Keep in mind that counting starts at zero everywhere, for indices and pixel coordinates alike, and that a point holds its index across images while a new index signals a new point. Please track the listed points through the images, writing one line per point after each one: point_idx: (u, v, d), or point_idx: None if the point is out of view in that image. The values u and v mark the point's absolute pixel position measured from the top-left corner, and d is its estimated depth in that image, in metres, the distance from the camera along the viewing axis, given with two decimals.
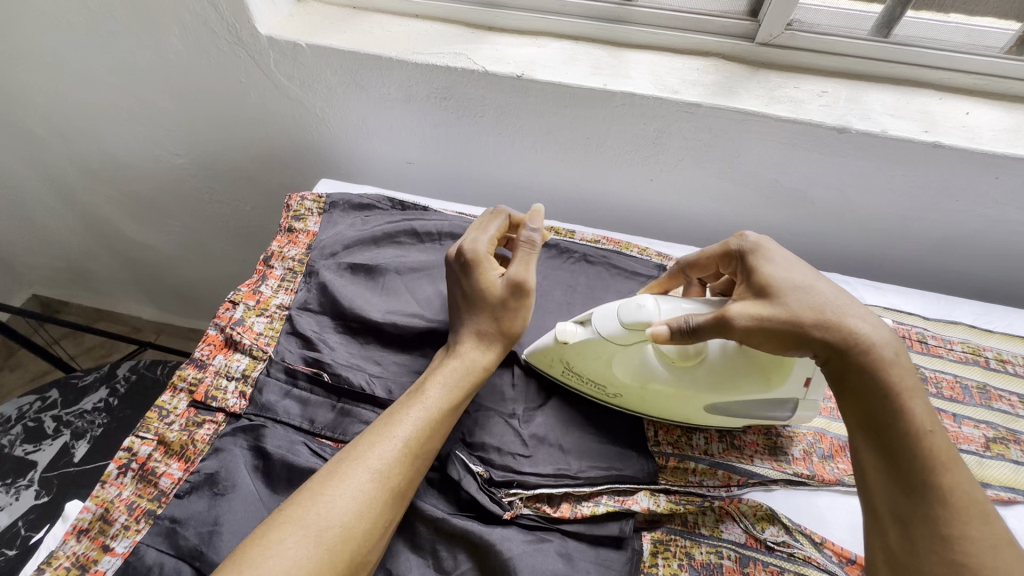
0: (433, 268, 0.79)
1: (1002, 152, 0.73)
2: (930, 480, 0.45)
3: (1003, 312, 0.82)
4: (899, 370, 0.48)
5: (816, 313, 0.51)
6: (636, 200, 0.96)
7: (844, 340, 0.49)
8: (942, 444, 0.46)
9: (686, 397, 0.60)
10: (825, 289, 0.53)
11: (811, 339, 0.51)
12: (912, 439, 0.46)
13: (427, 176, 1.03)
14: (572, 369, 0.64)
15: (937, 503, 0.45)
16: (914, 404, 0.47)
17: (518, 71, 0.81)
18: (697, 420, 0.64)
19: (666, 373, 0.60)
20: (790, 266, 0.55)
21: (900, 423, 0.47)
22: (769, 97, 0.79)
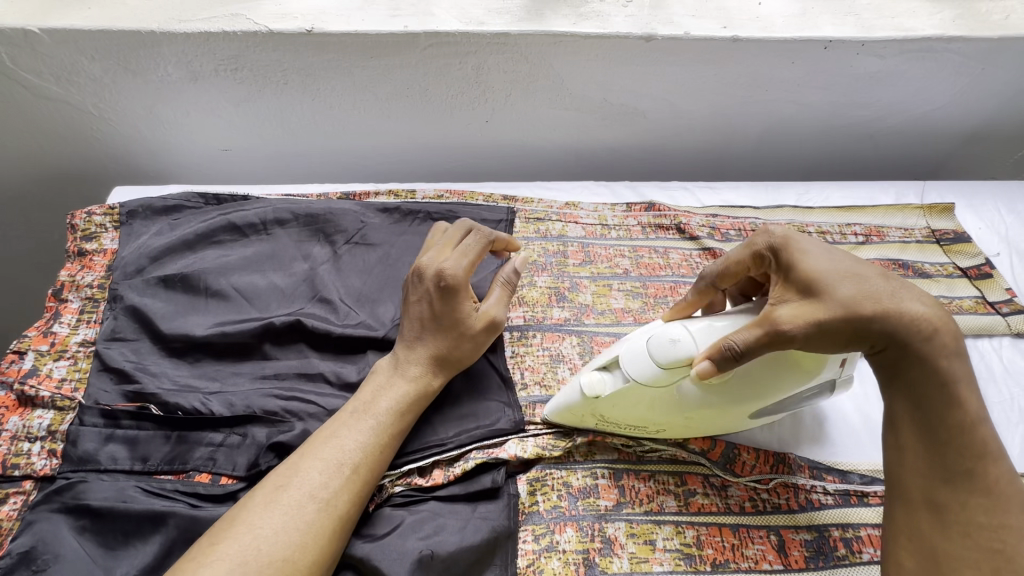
0: (264, 261, 0.71)
1: (791, 38, 0.77)
2: (984, 489, 0.46)
3: (819, 187, 0.90)
4: (954, 364, 0.48)
5: (887, 297, 0.48)
6: (479, 147, 0.92)
7: (917, 330, 0.48)
8: (984, 439, 0.47)
9: (732, 411, 0.55)
10: (878, 280, 0.49)
11: (886, 321, 0.48)
12: (971, 443, 0.47)
13: (252, 161, 0.92)
14: (606, 422, 0.58)
15: (989, 516, 0.45)
16: (975, 407, 0.48)
17: (306, 25, 0.73)
18: (738, 427, 0.60)
19: (705, 396, 0.53)
20: (827, 257, 0.51)
21: (962, 425, 0.47)
22: (576, 14, 0.77)
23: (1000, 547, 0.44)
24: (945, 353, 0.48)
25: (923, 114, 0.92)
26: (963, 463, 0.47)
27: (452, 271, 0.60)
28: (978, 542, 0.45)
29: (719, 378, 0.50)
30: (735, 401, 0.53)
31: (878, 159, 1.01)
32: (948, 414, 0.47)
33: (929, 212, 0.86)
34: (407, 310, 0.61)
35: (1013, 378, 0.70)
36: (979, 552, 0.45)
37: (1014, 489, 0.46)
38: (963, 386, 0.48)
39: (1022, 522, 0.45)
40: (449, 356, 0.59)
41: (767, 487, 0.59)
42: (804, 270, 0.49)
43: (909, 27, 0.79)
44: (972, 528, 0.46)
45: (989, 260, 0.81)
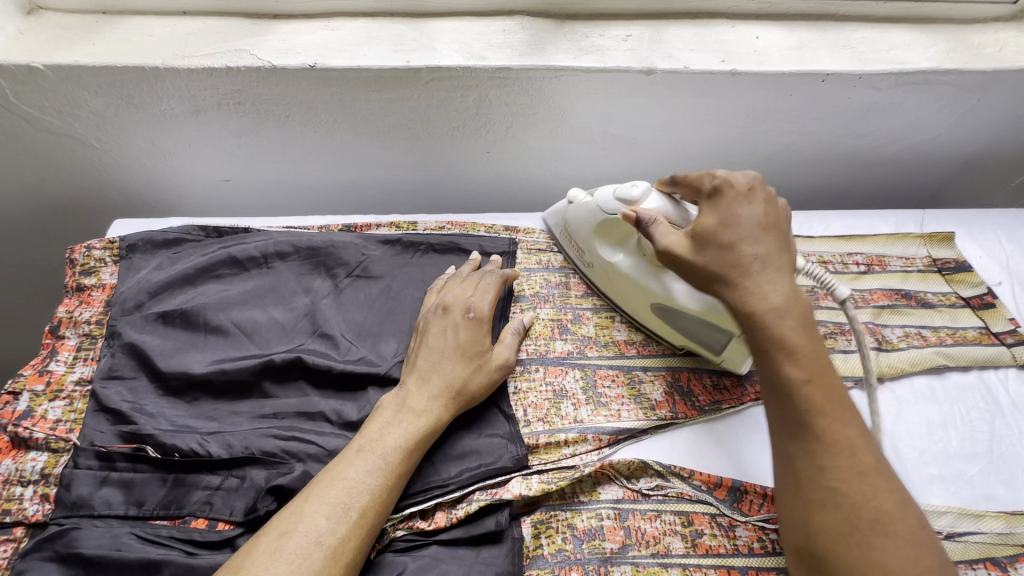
0: (264, 295, 0.71)
1: (789, 70, 0.78)
2: (823, 436, 0.46)
3: (819, 216, 0.90)
4: (781, 322, 0.49)
5: (737, 268, 0.52)
6: (481, 177, 0.92)
7: (755, 294, 0.51)
8: (819, 389, 0.47)
9: (640, 291, 0.68)
10: (749, 244, 0.53)
11: (729, 288, 0.52)
12: (805, 395, 0.47)
13: (253, 191, 0.92)
14: (570, 236, 0.77)
15: (826, 460, 0.46)
16: (807, 361, 0.48)
17: (309, 61, 0.73)
18: (640, 318, 0.72)
19: (637, 259, 0.69)
20: (733, 210, 0.56)
21: (796, 377, 0.48)
22: (577, 49, 0.78)
23: (837, 489, 0.45)
24: (773, 315, 0.50)
25: (921, 143, 0.93)
26: (798, 413, 0.47)
27: (478, 305, 0.65)
28: (818, 485, 0.46)
29: (649, 245, 0.66)
30: (650, 277, 0.67)
31: (876, 187, 1.02)
32: (780, 369, 0.48)
33: (930, 240, 0.86)
34: (427, 341, 0.63)
35: (1021, 411, 0.69)
36: (817, 494, 0.45)
37: (853, 434, 0.46)
38: (795, 340, 0.49)
39: (854, 463, 0.45)
40: (467, 390, 0.60)
41: (777, 528, 0.58)
42: (705, 225, 0.56)
43: (906, 60, 0.80)
44: (815, 475, 0.46)
45: (992, 289, 0.81)
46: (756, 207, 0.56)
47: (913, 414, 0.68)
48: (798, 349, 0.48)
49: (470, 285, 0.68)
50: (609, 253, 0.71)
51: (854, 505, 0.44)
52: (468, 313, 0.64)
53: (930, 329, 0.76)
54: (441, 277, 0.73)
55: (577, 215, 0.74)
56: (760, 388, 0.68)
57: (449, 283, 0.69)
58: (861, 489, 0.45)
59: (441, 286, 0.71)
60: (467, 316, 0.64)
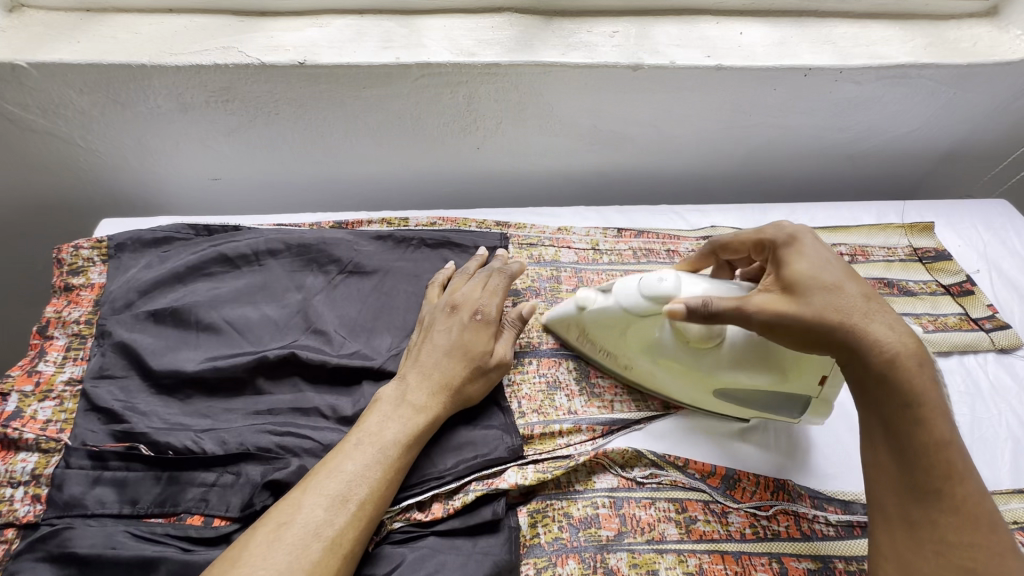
0: (256, 292, 0.70)
1: (773, 65, 0.79)
2: (955, 507, 0.44)
3: (804, 208, 0.92)
4: (921, 380, 0.47)
5: (856, 312, 0.49)
6: (472, 173, 0.93)
7: (879, 344, 0.48)
8: (956, 456, 0.46)
9: (694, 378, 0.61)
10: (854, 286, 0.51)
11: (854, 336, 0.48)
12: (943, 461, 0.45)
13: (242, 189, 0.92)
14: (588, 338, 0.67)
15: (961, 535, 0.44)
16: (945, 425, 0.46)
17: (299, 58, 0.73)
18: (701, 402, 0.64)
19: (682, 353, 0.60)
20: (816, 258, 0.53)
21: (932, 443, 0.46)
22: (565, 45, 0.79)
23: (974, 568, 0.43)
24: (910, 368, 0.47)
25: (901, 136, 0.95)
26: (935, 481, 0.45)
27: (488, 308, 0.65)
28: (952, 561, 0.43)
29: (692, 332, 0.57)
30: (703, 365, 0.59)
31: (858, 180, 1.04)
32: (916, 431, 0.46)
33: (910, 230, 0.88)
34: (432, 337, 0.63)
35: (1000, 394, 0.71)
36: (951, 571, 0.43)
37: (986, 507, 0.45)
38: (930, 403, 0.46)
39: (991, 540, 0.44)
40: (464, 388, 0.60)
41: (768, 514, 0.59)
42: (796, 272, 0.52)
43: (885, 55, 0.83)
44: (943, 548, 0.44)
45: (970, 277, 0.83)
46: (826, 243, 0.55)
47: None
48: (934, 412, 0.46)
49: (481, 283, 0.68)
50: (643, 354, 0.63)
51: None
52: (478, 318, 0.64)
53: (912, 317, 0.78)
54: (437, 273, 0.73)
55: (596, 320, 0.64)
56: None
57: (457, 281, 0.69)
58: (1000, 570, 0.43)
59: (446, 284, 0.70)
60: (478, 320, 0.64)
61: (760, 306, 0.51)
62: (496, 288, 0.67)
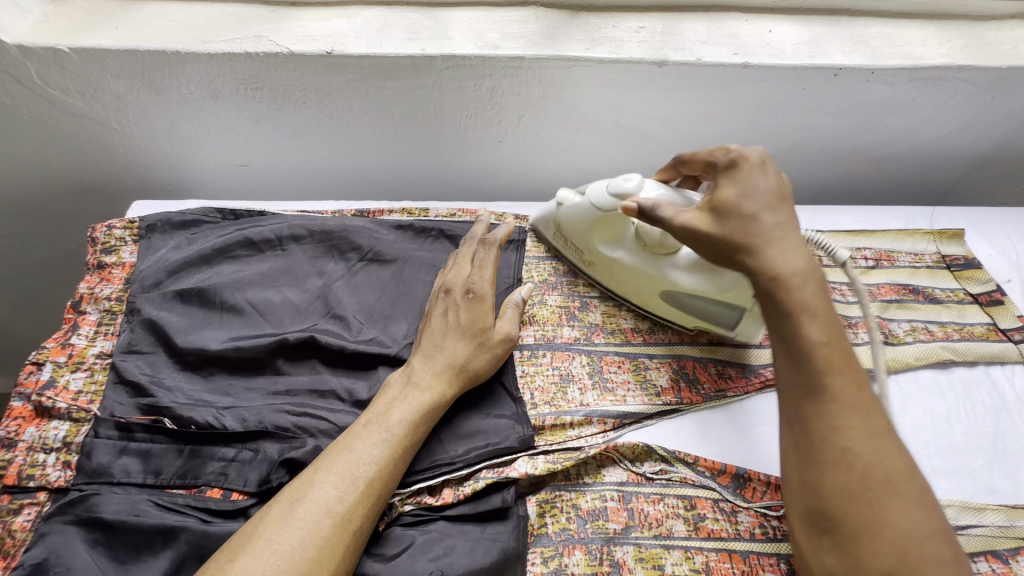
0: (278, 277, 0.72)
1: (802, 64, 0.78)
2: (837, 398, 0.48)
3: (828, 211, 0.91)
4: (803, 289, 0.52)
5: (758, 236, 0.54)
6: (493, 166, 0.93)
7: (775, 260, 0.53)
8: (837, 353, 0.50)
9: (645, 277, 0.69)
10: (769, 214, 0.55)
11: (750, 255, 0.54)
12: (825, 359, 0.49)
13: (268, 176, 0.94)
14: (563, 234, 0.76)
15: (841, 420, 0.47)
16: (828, 328, 0.50)
17: (327, 48, 0.75)
18: (648, 305, 0.72)
19: (638, 254, 0.69)
20: (751, 185, 0.57)
21: (816, 343, 0.50)
22: (590, 40, 0.79)
23: (853, 449, 0.46)
24: (795, 279, 0.52)
25: (933, 140, 0.93)
26: (818, 376, 0.49)
27: (477, 283, 0.65)
28: (834, 445, 0.47)
29: (651, 237, 0.66)
30: (651, 265, 0.68)
31: (885, 184, 1.02)
32: (799, 335, 0.50)
33: (939, 237, 0.86)
34: (432, 323, 0.64)
35: None
36: (831, 454, 0.47)
37: (867, 398, 0.48)
38: (816, 308, 0.51)
39: (870, 427, 0.47)
40: (470, 366, 0.61)
41: (779, 515, 0.59)
42: (722, 195, 0.58)
43: (919, 56, 0.81)
44: (827, 436, 0.47)
45: (1000, 286, 0.81)
46: (772, 179, 0.58)
47: (917, 406, 0.68)
48: (818, 316, 0.51)
49: (467, 260, 0.69)
50: (609, 249, 0.71)
51: (865, 465, 0.46)
52: (468, 294, 0.64)
53: (937, 324, 0.76)
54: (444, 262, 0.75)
55: (571, 217, 0.73)
56: (765, 376, 0.68)
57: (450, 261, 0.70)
58: (874, 451, 0.46)
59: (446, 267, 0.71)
60: (467, 296, 0.64)
61: (686, 222, 0.58)
62: (483, 261, 0.68)
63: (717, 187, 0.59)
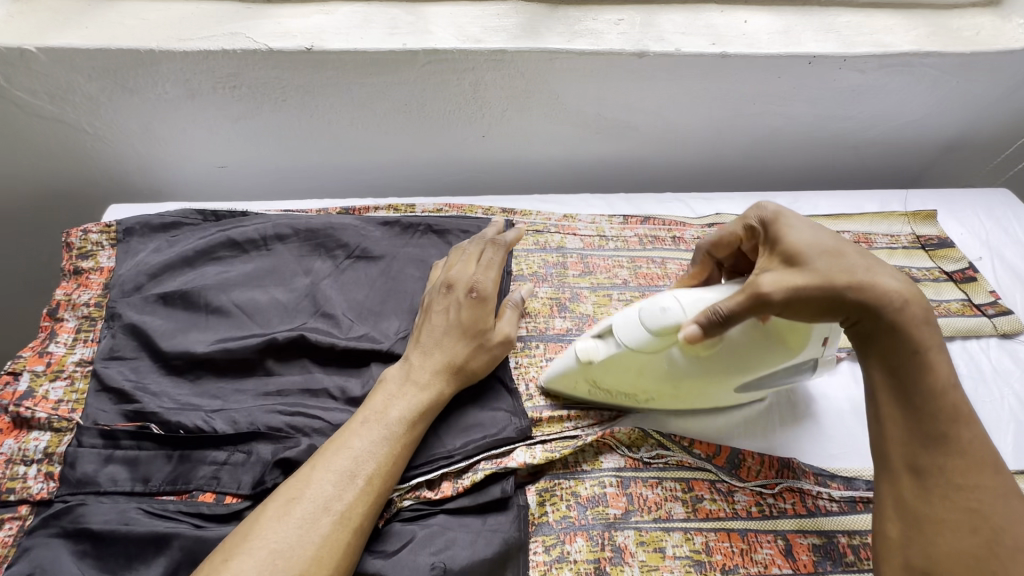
0: (264, 277, 0.71)
1: (777, 53, 0.80)
2: (963, 450, 0.46)
3: (807, 197, 0.93)
4: (924, 329, 0.48)
5: (865, 271, 0.49)
6: (477, 161, 0.93)
7: (889, 293, 0.48)
8: (959, 402, 0.47)
9: (720, 385, 0.57)
10: (852, 252, 0.50)
11: (863, 294, 0.48)
12: (950, 408, 0.46)
13: (248, 178, 0.92)
14: (597, 387, 0.61)
15: (965, 477, 0.45)
16: (949, 372, 0.48)
17: (306, 44, 0.74)
18: (721, 399, 0.62)
19: (700, 367, 0.55)
20: (807, 229, 0.52)
21: (937, 389, 0.47)
22: (571, 32, 0.80)
23: (979, 508, 0.44)
24: (918, 318, 0.48)
25: (903, 126, 0.96)
26: (942, 426, 0.46)
27: (482, 283, 0.64)
28: (958, 502, 0.45)
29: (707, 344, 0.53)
30: (721, 371, 0.55)
31: (860, 170, 1.05)
32: (922, 379, 0.47)
33: (913, 218, 0.89)
34: (432, 319, 0.63)
35: (1002, 378, 0.72)
36: (956, 514, 0.44)
37: (987, 450, 0.46)
38: (936, 351, 0.48)
39: (996, 483, 0.45)
40: (468, 366, 0.60)
41: (774, 492, 0.60)
42: (791, 246, 0.51)
43: (888, 43, 0.83)
44: (948, 492, 0.45)
45: (972, 264, 0.84)
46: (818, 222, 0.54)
47: None
48: (939, 361, 0.48)
49: (472, 258, 0.67)
50: (660, 374, 0.57)
51: (993, 527, 0.44)
52: (472, 295, 0.63)
53: None
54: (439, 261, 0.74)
55: (603, 370, 0.58)
56: None
57: (454, 257, 0.69)
58: (1000, 510, 0.44)
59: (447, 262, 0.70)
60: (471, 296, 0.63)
61: (777, 286, 0.48)
62: (490, 261, 0.67)
63: (772, 244, 0.53)
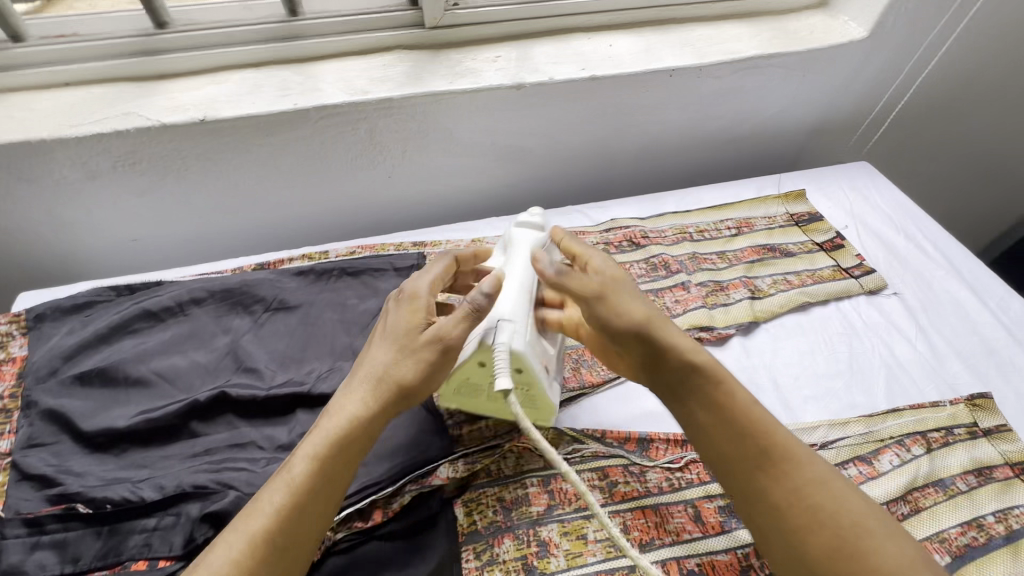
0: (183, 342, 0.73)
1: (640, 70, 0.89)
2: (758, 463, 0.50)
3: (694, 192, 1.02)
4: (677, 348, 0.55)
5: (603, 308, 0.57)
6: (388, 200, 0.98)
7: (634, 326, 0.56)
8: (735, 410, 0.52)
9: None
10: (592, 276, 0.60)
11: (618, 329, 0.57)
12: (730, 423, 0.52)
13: (164, 246, 0.94)
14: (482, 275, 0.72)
15: (775, 486, 0.49)
16: (710, 381, 0.54)
17: (199, 115, 0.78)
18: None
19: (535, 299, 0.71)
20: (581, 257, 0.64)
21: (714, 411, 0.53)
22: (452, 74, 0.86)
23: (803, 508, 0.47)
24: (675, 351, 0.55)
25: (769, 118, 1.07)
26: (736, 451, 0.51)
27: (412, 287, 0.60)
28: (783, 516, 0.48)
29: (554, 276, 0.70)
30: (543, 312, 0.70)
31: (742, 161, 1.16)
32: (704, 405, 0.53)
33: (787, 199, 0.99)
34: (377, 331, 0.61)
35: (872, 330, 0.81)
36: (788, 526, 0.47)
37: (776, 440, 0.51)
38: (700, 372, 0.54)
39: (789, 474, 0.49)
40: (393, 374, 0.55)
41: (680, 466, 0.66)
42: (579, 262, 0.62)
43: (736, 50, 0.94)
44: (774, 510, 0.48)
45: (839, 233, 0.94)
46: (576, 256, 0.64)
47: (786, 346, 0.79)
48: (702, 376, 0.54)
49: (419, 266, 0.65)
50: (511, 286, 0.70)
51: (818, 518, 0.46)
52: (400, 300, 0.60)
53: (794, 274, 0.87)
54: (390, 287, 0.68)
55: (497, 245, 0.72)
56: None
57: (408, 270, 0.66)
58: (812, 498, 0.47)
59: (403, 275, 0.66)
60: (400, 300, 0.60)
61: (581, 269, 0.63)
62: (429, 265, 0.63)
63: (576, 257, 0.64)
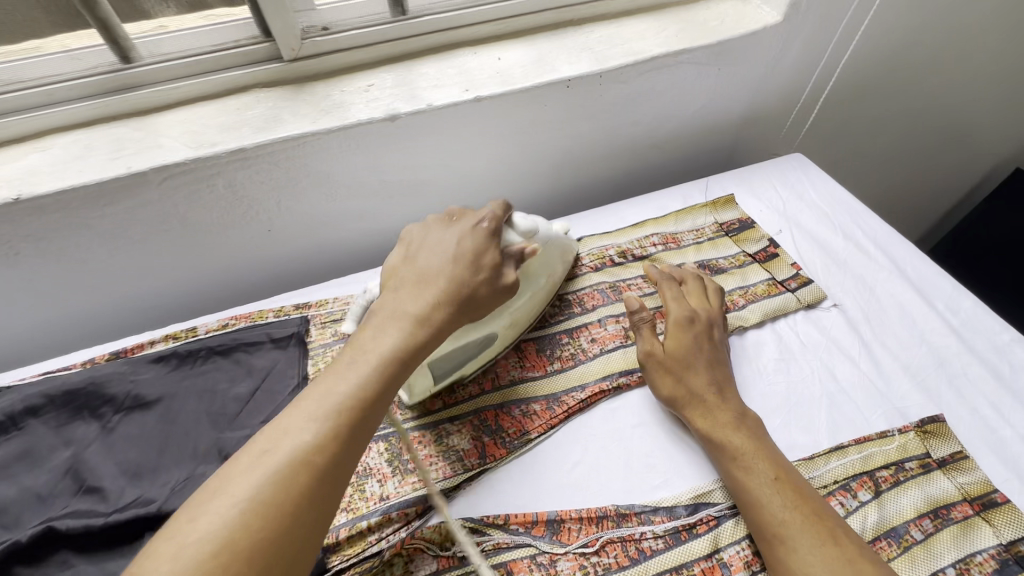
0: (13, 465, 0.61)
1: (531, 85, 0.79)
2: (791, 540, 0.52)
3: (615, 208, 0.93)
4: (719, 416, 0.62)
5: (661, 362, 0.67)
6: (275, 254, 0.88)
7: (698, 387, 0.64)
8: (769, 502, 0.55)
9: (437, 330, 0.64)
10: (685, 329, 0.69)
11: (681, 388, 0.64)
12: (765, 500, 0.55)
13: (20, 335, 0.83)
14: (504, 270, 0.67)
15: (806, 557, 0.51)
16: (762, 465, 0.58)
17: (11, 193, 0.66)
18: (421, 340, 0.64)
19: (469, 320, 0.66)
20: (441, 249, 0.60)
21: (750, 493, 0.56)
22: (318, 111, 0.76)
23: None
24: (727, 422, 0.61)
25: (690, 118, 0.98)
26: (759, 524, 0.55)
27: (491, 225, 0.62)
28: None
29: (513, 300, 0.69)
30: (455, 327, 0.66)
31: (670, 165, 1.07)
32: (739, 481, 0.58)
33: (715, 207, 0.91)
34: (437, 248, 0.60)
35: (811, 351, 0.73)
36: None
37: (812, 516, 0.54)
38: (722, 443, 0.60)
39: (827, 555, 0.51)
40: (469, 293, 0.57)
41: (595, 549, 0.57)
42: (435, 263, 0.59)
43: (639, 50, 0.84)
44: None
45: (772, 240, 0.86)
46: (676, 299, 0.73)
47: None
48: (729, 447, 0.60)
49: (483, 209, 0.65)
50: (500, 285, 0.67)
51: None
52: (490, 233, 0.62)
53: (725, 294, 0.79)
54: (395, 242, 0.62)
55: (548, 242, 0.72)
56: (568, 404, 0.68)
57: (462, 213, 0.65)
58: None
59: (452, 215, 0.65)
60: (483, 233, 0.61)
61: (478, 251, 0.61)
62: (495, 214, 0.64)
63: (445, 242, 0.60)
